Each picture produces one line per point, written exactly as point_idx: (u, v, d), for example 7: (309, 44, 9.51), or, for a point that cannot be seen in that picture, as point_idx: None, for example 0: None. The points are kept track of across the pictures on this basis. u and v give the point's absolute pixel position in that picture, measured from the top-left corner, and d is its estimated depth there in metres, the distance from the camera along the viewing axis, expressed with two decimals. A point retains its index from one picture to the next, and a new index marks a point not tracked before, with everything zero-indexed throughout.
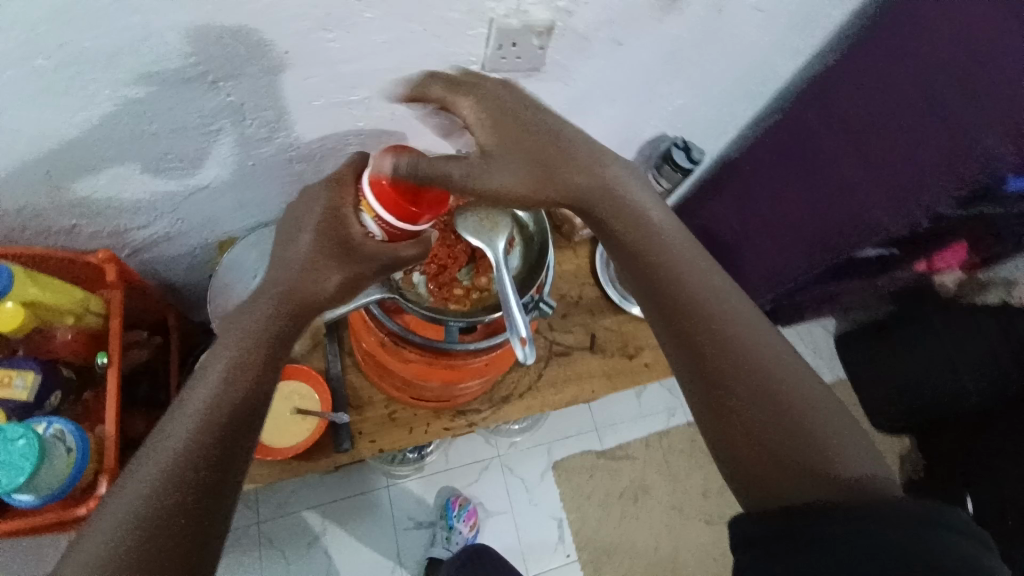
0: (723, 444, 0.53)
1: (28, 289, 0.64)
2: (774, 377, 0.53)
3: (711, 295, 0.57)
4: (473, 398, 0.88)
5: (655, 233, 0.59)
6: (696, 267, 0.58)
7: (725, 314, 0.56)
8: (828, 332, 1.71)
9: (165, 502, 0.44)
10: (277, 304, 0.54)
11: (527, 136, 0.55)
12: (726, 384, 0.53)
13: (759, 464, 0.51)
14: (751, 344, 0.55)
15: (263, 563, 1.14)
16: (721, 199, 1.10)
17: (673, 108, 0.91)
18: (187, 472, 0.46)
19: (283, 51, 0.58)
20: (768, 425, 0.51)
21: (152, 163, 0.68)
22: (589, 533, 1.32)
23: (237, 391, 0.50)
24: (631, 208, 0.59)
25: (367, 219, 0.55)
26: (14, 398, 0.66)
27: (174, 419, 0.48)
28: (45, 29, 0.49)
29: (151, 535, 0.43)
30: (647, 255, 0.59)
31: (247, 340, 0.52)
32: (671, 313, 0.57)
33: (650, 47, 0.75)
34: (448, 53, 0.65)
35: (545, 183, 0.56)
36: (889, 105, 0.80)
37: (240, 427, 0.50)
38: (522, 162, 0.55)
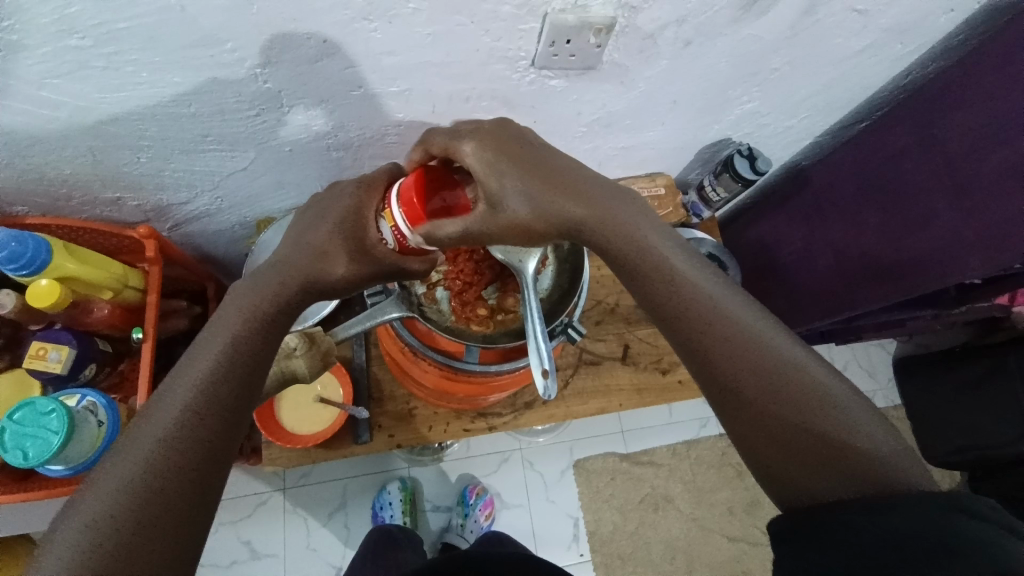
0: (749, 452, 0.51)
1: (67, 263, 0.70)
2: (806, 396, 0.48)
3: (744, 323, 0.51)
4: (495, 401, 0.86)
5: (678, 266, 0.54)
6: (727, 295, 0.53)
7: (756, 335, 0.51)
8: (888, 355, 1.59)
9: (148, 491, 0.43)
10: (276, 286, 0.53)
11: (518, 161, 0.53)
12: (760, 406, 0.49)
13: (793, 478, 0.48)
14: (785, 367, 0.49)
15: (286, 526, 1.19)
16: (789, 215, 1.04)
17: (742, 113, 0.83)
18: (171, 461, 0.44)
19: (321, 41, 0.55)
20: (798, 443, 0.48)
21: (191, 143, 0.67)
22: (604, 536, 1.31)
23: (227, 373, 0.48)
24: (644, 241, 0.54)
25: (384, 227, 0.53)
26: (49, 370, 0.73)
27: (160, 405, 0.46)
28: (77, 10, 0.47)
29: (137, 522, 0.42)
30: (670, 285, 0.53)
31: (241, 325, 0.50)
32: (689, 332, 0.52)
33: (724, 51, 0.67)
34: (497, 48, 0.60)
35: (548, 206, 0.53)
36: (987, 130, 0.72)
37: (230, 414, 0.48)
38: (520, 183, 0.52)
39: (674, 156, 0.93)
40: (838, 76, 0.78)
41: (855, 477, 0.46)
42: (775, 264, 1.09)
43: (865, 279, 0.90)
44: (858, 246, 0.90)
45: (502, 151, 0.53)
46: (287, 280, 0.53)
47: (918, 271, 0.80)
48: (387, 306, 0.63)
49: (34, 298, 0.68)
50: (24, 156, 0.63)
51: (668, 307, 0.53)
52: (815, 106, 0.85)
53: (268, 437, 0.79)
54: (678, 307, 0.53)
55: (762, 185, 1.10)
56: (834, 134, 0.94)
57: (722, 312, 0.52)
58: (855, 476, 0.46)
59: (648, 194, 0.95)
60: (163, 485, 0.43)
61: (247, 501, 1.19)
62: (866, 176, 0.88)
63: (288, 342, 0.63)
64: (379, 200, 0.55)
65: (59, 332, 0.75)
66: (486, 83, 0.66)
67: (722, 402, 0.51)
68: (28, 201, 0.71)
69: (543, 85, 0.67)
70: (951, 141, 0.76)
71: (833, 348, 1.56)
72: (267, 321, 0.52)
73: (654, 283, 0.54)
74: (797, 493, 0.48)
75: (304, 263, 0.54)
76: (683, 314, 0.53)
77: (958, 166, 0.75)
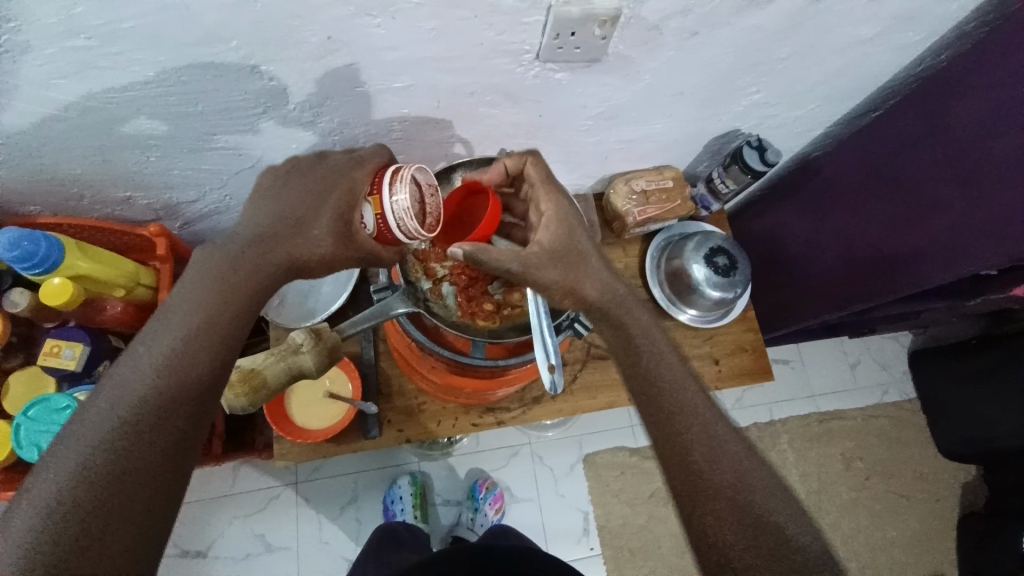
0: (698, 521, 0.51)
1: (80, 262, 0.71)
2: (750, 474, 0.53)
3: (689, 394, 0.56)
4: (503, 396, 0.86)
5: (643, 341, 0.58)
6: (679, 370, 0.57)
7: (699, 407, 0.55)
8: (902, 347, 1.56)
9: (105, 488, 0.41)
10: (249, 267, 0.51)
11: (572, 235, 0.61)
12: (712, 476, 0.52)
13: (738, 553, 0.49)
14: (722, 437, 0.54)
15: (298, 519, 1.21)
16: (799, 206, 1.03)
17: (750, 104, 0.82)
18: (131, 457, 0.42)
19: (324, 38, 0.55)
20: (744, 514, 0.50)
21: (198, 141, 0.68)
22: (613, 529, 1.31)
23: (191, 364, 0.46)
24: (619, 316, 0.59)
25: (368, 212, 0.56)
26: (64, 366, 0.76)
27: (121, 383, 0.44)
28: (83, 11, 0.47)
29: (90, 508, 0.40)
30: (635, 355, 0.58)
31: (207, 311, 0.48)
32: (659, 398, 0.55)
33: (731, 40, 0.66)
34: (500, 42, 0.60)
35: (584, 280, 0.60)
36: (989, 125, 0.71)
37: (194, 408, 0.46)
38: (564, 257, 0.60)
39: (683, 148, 0.92)
40: (848, 65, 0.77)
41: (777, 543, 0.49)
42: (786, 257, 1.07)
43: (870, 276, 0.90)
44: (866, 239, 0.89)
45: (561, 218, 0.61)
46: (277, 261, 0.52)
47: (926, 261, 0.80)
48: (394, 302, 0.64)
49: (46, 296, 0.70)
50: (35, 156, 0.64)
51: (646, 376, 0.56)
52: (825, 96, 0.84)
53: (277, 433, 0.80)
54: (655, 377, 0.56)
55: (773, 175, 1.08)
56: (845, 125, 0.93)
57: (689, 390, 0.56)
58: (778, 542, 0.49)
59: (655, 187, 0.94)
60: (122, 483, 0.41)
61: (260, 494, 1.21)
62: (877, 167, 0.87)
63: (296, 338, 0.62)
64: (370, 184, 0.57)
65: (71, 329, 0.77)
66: (491, 77, 0.65)
67: (665, 463, 0.54)
68: (41, 200, 0.73)
69: (548, 78, 0.67)
70: (957, 130, 0.75)
71: (846, 341, 1.54)
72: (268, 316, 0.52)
73: (638, 352, 0.58)
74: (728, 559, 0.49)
75: (294, 245, 0.53)
76: (660, 383, 0.56)
77: (965, 158, 0.74)
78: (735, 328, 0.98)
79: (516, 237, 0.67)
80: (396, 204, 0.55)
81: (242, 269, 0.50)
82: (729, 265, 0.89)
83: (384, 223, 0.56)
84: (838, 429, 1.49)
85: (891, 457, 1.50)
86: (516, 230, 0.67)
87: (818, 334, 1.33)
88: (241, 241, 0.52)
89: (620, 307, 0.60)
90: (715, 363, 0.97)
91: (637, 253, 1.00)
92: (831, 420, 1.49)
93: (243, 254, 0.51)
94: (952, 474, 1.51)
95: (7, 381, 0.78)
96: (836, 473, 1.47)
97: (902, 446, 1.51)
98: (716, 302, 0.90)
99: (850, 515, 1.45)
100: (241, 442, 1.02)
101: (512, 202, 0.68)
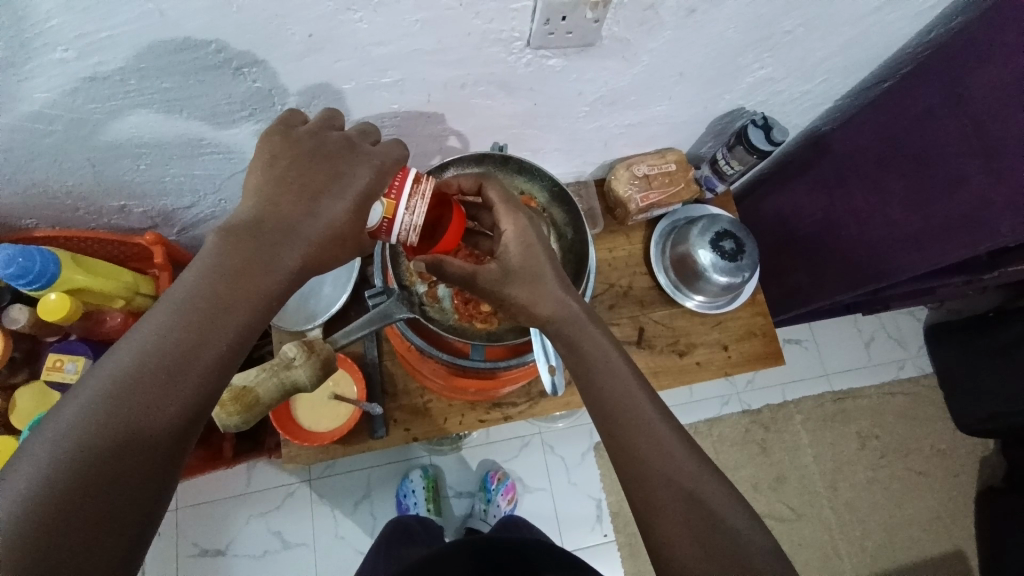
0: (654, 534, 0.51)
1: (77, 276, 0.73)
2: (703, 481, 0.52)
3: (645, 406, 0.56)
4: (510, 391, 0.84)
5: (600, 354, 0.59)
6: (635, 384, 0.57)
7: (656, 418, 0.55)
8: (918, 322, 1.53)
9: (75, 511, 0.38)
10: (236, 275, 0.47)
11: (533, 255, 0.60)
12: (670, 484, 0.52)
13: (694, 565, 0.48)
14: (679, 448, 0.54)
15: (313, 514, 1.22)
16: (810, 183, 1.00)
17: (755, 81, 0.79)
18: (101, 481, 0.39)
19: (307, 36, 0.53)
20: (699, 524, 0.50)
21: (189, 147, 0.66)
22: (627, 517, 1.30)
23: (176, 383, 0.43)
24: (578, 329, 0.59)
25: (377, 210, 0.55)
26: (67, 380, 0.79)
27: (112, 373, 0.42)
28: (57, 23, 0.46)
29: (74, 507, 0.38)
30: (591, 367, 0.58)
31: (199, 326, 0.45)
32: (610, 410, 0.56)
33: (731, 17, 0.63)
34: (489, 31, 0.57)
35: (543, 298, 0.60)
36: (1011, 94, 0.68)
37: (173, 432, 0.43)
38: (523, 270, 0.59)
39: (686, 132, 0.90)
40: (860, 35, 0.73)
41: (733, 552, 0.48)
42: (795, 236, 1.05)
43: (886, 253, 0.88)
44: (886, 214, 0.86)
45: (524, 238, 0.60)
46: (274, 269, 0.49)
47: (948, 237, 0.78)
48: (387, 308, 0.64)
49: (45, 312, 0.71)
50: (28, 170, 0.64)
51: (597, 388, 0.57)
52: (835, 69, 0.80)
53: (284, 436, 0.80)
54: (606, 389, 0.57)
55: (781, 152, 1.05)
56: (856, 97, 0.88)
57: (641, 401, 0.56)
58: (737, 551, 0.48)
59: (658, 171, 0.92)
60: (92, 507, 0.39)
61: (275, 492, 1.22)
62: (896, 139, 0.83)
63: (288, 353, 0.60)
64: (388, 185, 0.55)
65: (74, 344, 0.80)
66: (482, 68, 0.63)
67: (622, 469, 0.54)
68: (37, 214, 0.72)
69: (541, 65, 0.65)
70: (976, 99, 0.72)
71: (860, 318, 1.51)
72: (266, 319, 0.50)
73: (591, 364, 0.58)
74: (681, 563, 0.49)
75: (274, 245, 0.49)
76: (609, 395, 0.57)
77: (989, 128, 0.71)
78: (744, 313, 0.96)
79: (483, 247, 0.68)
80: (409, 216, 0.56)
81: (237, 278, 0.47)
82: (735, 249, 0.86)
83: (389, 227, 0.56)
84: (853, 408, 1.47)
85: (909, 434, 1.48)
86: (483, 240, 0.69)
87: (831, 313, 1.30)
88: (239, 233, 0.48)
89: (578, 322, 0.60)
90: (724, 349, 0.95)
91: (641, 240, 0.98)
92: (846, 399, 1.47)
93: (240, 251, 0.48)
94: (970, 448, 1.49)
95: (14, 398, 0.80)
96: (852, 452, 1.45)
97: (919, 423, 1.49)
98: (723, 287, 0.88)
99: (866, 494, 1.43)
100: (254, 443, 1.03)
101: (480, 214, 0.70)
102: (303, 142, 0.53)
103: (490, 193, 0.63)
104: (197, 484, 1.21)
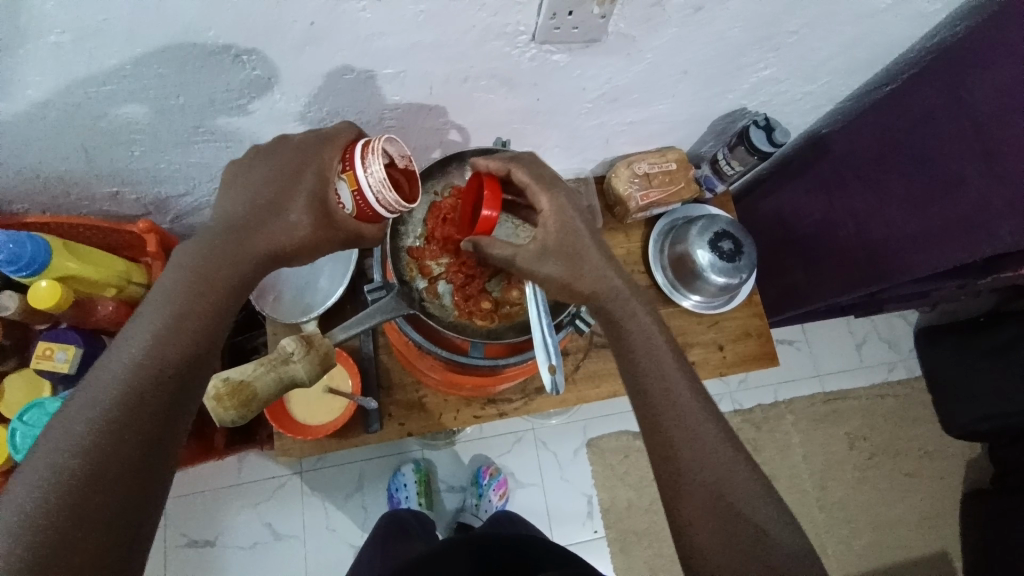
0: (678, 513, 0.52)
1: (68, 263, 0.73)
2: (728, 471, 0.52)
3: (683, 388, 0.56)
4: (505, 387, 0.84)
5: (641, 329, 0.59)
6: (674, 364, 0.57)
7: (693, 402, 0.55)
8: (909, 325, 1.54)
9: (78, 507, 0.40)
10: (203, 280, 0.48)
11: (571, 230, 0.60)
12: (699, 469, 0.52)
13: (714, 548, 0.49)
14: (712, 434, 0.53)
15: (304, 507, 1.22)
16: (809, 185, 1.00)
17: (759, 81, 0.79)
18: (85, 492, 0.41)
19: (308, 25, 0.52)
20: (722, 512, 0.50)
21: (184, 135, 0.65)
22: (618, 513, 1.31)
23: (145, 391, 0.44)
24: (620, 307, 0.60)
25: (344, 190, 0.52)
26: (57, 369, 0.77)
27: (102, 374, 0.44)
28: (51, 5, 0.44)
29: (75, 505, 0.40)
30: (630, 344, 0.58)
31: (173, 320, 0.46)
32: (645, 388, 0.56)
33: (736, 17, 0.63)
34: (494, 24, 0.56)
35: (584, 273, 0.60)
36: (1016, 99, 0.70)
37: (146, 441, 0.44)
38: (563, 245, 0.60)
39: (688, 130, 0.90)
40: (867, 37, 0.72)
41: (755, 544, 0.49)
42: (792, 235, 1.05)
43: (885, 254, 0.88)
44: (882, 216, 0.87)
45: (561, 218, 0.60)
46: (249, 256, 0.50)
47: (943, 240, 0.78)
48: (380, 308, 0.64)
49: (34, 300, 0.70)
50: (19, 155, 0.62)
51: (635, 370, 0.57)
52: (838, 71, 0.80)
53: (277, 429, 0.80)
54: (644, 372, 0.57)
55: (782, 153, 1.05)
56: (857, 100, 0.89)
57: (678, 382, 0.56)
58: (756, 542, 0.49)
59: (659, 169, 0.91)
60: (93, 503, 0.41)
61: (266, 484, 1.21)
62: (895, 140, 0.83)
63: (286, 347, 0.60)
64: (341, 161, 0.53)
65: (63, 332, 0.79)
66: (485, 61, 0.62)
67: (652, 448, 0.55)
68: (28, 199, 0.71)
69: (545, 60, 0.64)
70: (978, 102, 0.73)
71: (853, 320, 1.52)
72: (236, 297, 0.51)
73: (631, 341, 0.59)
74: (702, 548, 0.50)
75: (265, 241, 0.52)
76: (648, 378, 0.56)
77: (993, 131, 0.72)
78: (740, 313, 0.97)
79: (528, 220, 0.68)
80: (370, 177, 0.51)
81: (202, 275, 0.48)
82: (734, 250, 0.86)
83: (363, 199, 0.52)
84: (843, 408, 1.48)
85: (897, 436, 1.50)
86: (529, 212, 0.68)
87: (825, 314, 1.31)
88: (203, 244, 0.50)
89: (615, 296, 0.60)
90: (719, 349, 0.95)
91: (640, 238, 0.98)
92: (837, 400, 1.48)
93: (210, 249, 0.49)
94: (956, 451, 1.51)
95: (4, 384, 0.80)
96: (841, 452, 1.47)
97: (907, 425, 1.50)
98: (720, 287, 0.88)
99: (854, 494, 1.45)
100: (245, 434, 1.03)
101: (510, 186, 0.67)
102: (309, 140, 0.54)
103: (517, 172, 0.61)
104: (187, 474, 1.20)
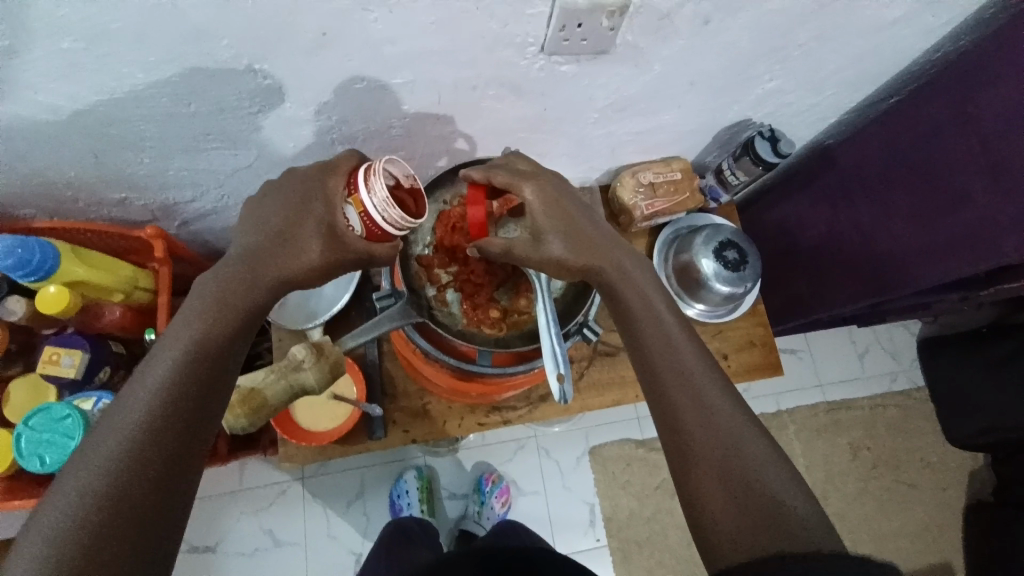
0: (689, 485, 0.52)
1: (76, 268, 0.73)
2: (741, 445, 0.51)
3: (694, 364, 0.56)
4: (510, 395, 0.84)
5: (653, 309, 0.59)
6: (685, 342, 0.57)
7: (704, 378, 0.55)
8: (912, 336, 1.54)
9: (105, 523, 0.40)
10: (225, 298, 0.49)
11: (570, 214, 0.60)
12: (711, 441, 0.52)
13: (727, 519, 0.49)
14: (723, 408, 0.53)
15: (306, 514, 1.21)
16: (813, 196, 1.00)
17: (764, 93, 0.79)
18: (108, 513, 0.41)
19: (319, 33, 0.52)
20: (733, 482, 0.50)
21: (194, 141, 0.65)
22: (620, 522, 1.31)
23: (172, 407, 0.45)
24: (630, 291, 0.60)
25: (351, 212, 0.52)
26: (63, 373, 0.78)
27: (131, 392, 0.45)
28: (68, 12, 0.45)
29: (101, 522, 0.40)
30: (639, 324, 0.59)
31: (199, 338, 0.47)
32: (656, 366, 0.56)
33: (742, 29, 0.64)
34: (504, 35, 0.57)
35: (599, 255, 0.60)
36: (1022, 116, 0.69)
37: (167, 461, 0.44)
38: (567, 234, 0.59)
39: (693, 140, 0.90)
40: (879, 45, 0.73)
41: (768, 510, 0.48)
42: (796, 245, 1.05)
43: (890, 267, 0.88)
44: (888, 228, 0.87)
45: (553, 210, 0.59)
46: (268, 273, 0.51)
47: (950, 255, 0.78)
48: (388, 317, 0.64)
49: (44, 304, 0.71)
50: (28, 159, 0.63)
51: (647, 355, 0.57)
52: (842, 82, 0.80)
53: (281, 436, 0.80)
54: (656, 358, 0.57)
55: (786, 163, 1.05)
56: (861, 112, 0.89)
57: (688, 359, 0.56)
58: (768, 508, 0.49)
59: (663, 179, 0.92)
60: (117, 520, 0.41)
61: (267, 491, 1.21)
62: (900, 153, 0.84)
63: (297, 354, 0.64)
64: (346, 184, 0.53)
65: (71, 337, 0.79)
66: (493, 70, 0.63)
67: (665, 423, 0.55)
68: (35, 203, 0.72)
69: (553, 70, 0.64)
70: (985, 118, 0.73)
71: (855, 330, 1.52)
72: (249, 311, 0.51)
73: (638, 322, 0.59)
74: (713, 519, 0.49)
75: (279, 254, 0.52)
76: (660, 364, 0.56)
77: (1001, 148, 0.72)
78: (744, 323, 0.97)
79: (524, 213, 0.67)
80: (374, 198, 0.51)
81: (223, 292, 0.49)
82: (739, 259, 0.87)
83: (370, 220, 0.51)
84: (846, 418, 1.48)
85: (900, 446, 1.49)
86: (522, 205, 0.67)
87: (827, 324, 1.31)
88: (228, 265, 0.51)
89: (625, 287, 0.60)
90: (723, 358, 0.95)
91: (644, 246, 0.98)
92: (839, 410, 1.48)
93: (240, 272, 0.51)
94: (959, 462, 1.50)
95: (6, 390, 0.79)
96: (843, 463, 1.47)
97: (910, 435, 1.50)
98: (725, 296, 0.88)
99: (857, 505, 1.44)
100: (247, 440, 1.02)
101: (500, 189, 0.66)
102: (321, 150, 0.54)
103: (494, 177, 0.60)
104: None
